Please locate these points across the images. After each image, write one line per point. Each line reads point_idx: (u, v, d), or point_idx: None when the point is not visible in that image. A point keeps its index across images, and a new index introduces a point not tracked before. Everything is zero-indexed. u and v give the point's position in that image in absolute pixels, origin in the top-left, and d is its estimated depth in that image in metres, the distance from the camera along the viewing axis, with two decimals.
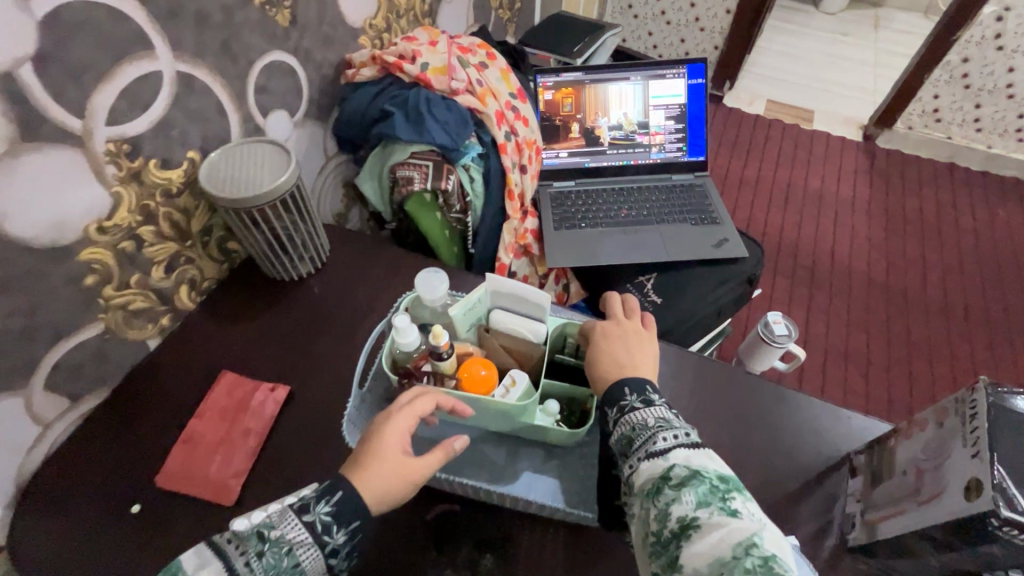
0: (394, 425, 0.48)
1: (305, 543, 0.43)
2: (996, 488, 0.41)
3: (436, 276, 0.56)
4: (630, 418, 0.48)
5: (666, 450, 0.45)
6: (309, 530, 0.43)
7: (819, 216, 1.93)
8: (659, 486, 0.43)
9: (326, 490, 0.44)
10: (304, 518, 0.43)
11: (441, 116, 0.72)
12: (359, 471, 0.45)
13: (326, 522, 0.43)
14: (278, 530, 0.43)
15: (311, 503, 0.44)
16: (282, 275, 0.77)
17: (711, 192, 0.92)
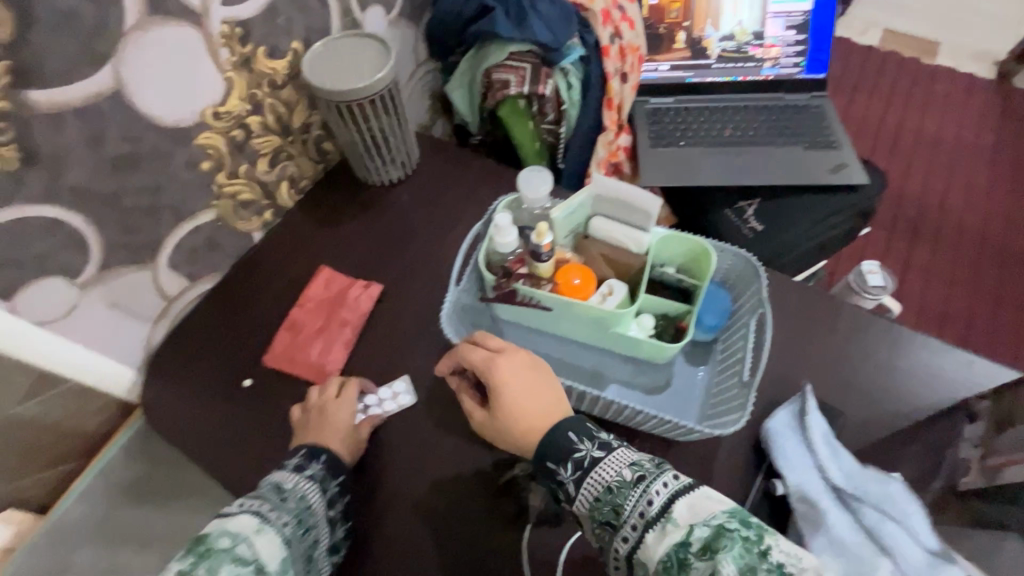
0: (340, 405, 0.57)
1: (311, 489, 0.50)
2: None
3: (540, 175, 0.54)
4: (596, 476, 0.43)
5: (667, 508, 0.40)
6: (313, 478, 0.51)
7: (932, 161, 1.74)
8: (682, 558, 0.37)
9: (310, 455, 0.53)
10: (302, 472, 0.51)
11: (544, 12, 0.67)
12: (320, 440, 0.55)
13: (324, 473, 0.52)
14: (288, 484, 0.50)
15: (303, 463, 0.52)
16: (373, 179, 0.77)
17: (830, 114, 0.83)
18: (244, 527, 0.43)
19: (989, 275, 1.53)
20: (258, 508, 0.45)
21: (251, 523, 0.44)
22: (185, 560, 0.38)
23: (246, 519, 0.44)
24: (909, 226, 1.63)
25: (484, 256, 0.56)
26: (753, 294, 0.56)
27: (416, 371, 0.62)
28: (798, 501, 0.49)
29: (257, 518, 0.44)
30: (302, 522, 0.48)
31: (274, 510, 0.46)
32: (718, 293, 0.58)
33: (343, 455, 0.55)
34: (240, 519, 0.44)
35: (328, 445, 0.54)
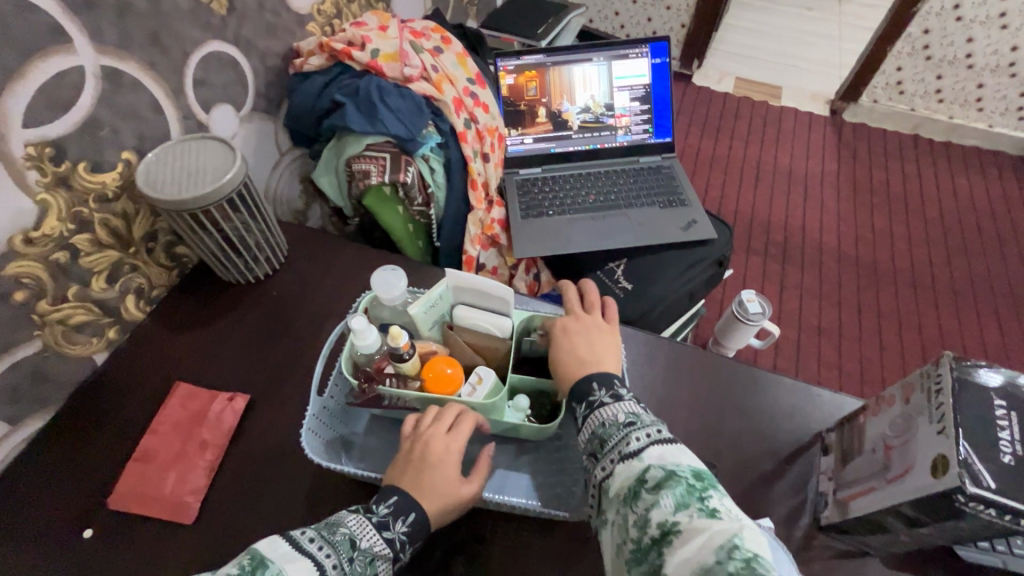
0: (445, 455, 0.48)
1: (384, 556, 0.45)
2: (961, 464, 0.39)
3: (393, 273, 0.54)
4: (598, 414, 0.48)
5: (641, 449, 0.44)
6: (389, 545, 0.46)
7: (789, 188, 1.97)
8: (636, 490, 0.41)
9: (400, 510, 0.46)
10: (384, 534, 0.46)
11: (394, 105, 0.69)
12: (415, 480, 0.48)
13: (403, 540, 0.46)
14: (365, 540, 0.45)
15: (389, 521, 0.46)
16: (237, 279, 0.73)
17: (679, 173, 0.90)
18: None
19: (850, 286, 1.73)
20: (319, 561, 0.42)
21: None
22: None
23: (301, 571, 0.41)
24: (777, 247, 1.82)
25: (346, 362, 0.53)
26: None
27: (287, 487, 0.57)
28: None
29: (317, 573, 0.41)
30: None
31: (335, 569, 0.42)
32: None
33: (431, 513, 0.47)
34: (296, 565, 0.41)
35: (421, 497, 0.47)
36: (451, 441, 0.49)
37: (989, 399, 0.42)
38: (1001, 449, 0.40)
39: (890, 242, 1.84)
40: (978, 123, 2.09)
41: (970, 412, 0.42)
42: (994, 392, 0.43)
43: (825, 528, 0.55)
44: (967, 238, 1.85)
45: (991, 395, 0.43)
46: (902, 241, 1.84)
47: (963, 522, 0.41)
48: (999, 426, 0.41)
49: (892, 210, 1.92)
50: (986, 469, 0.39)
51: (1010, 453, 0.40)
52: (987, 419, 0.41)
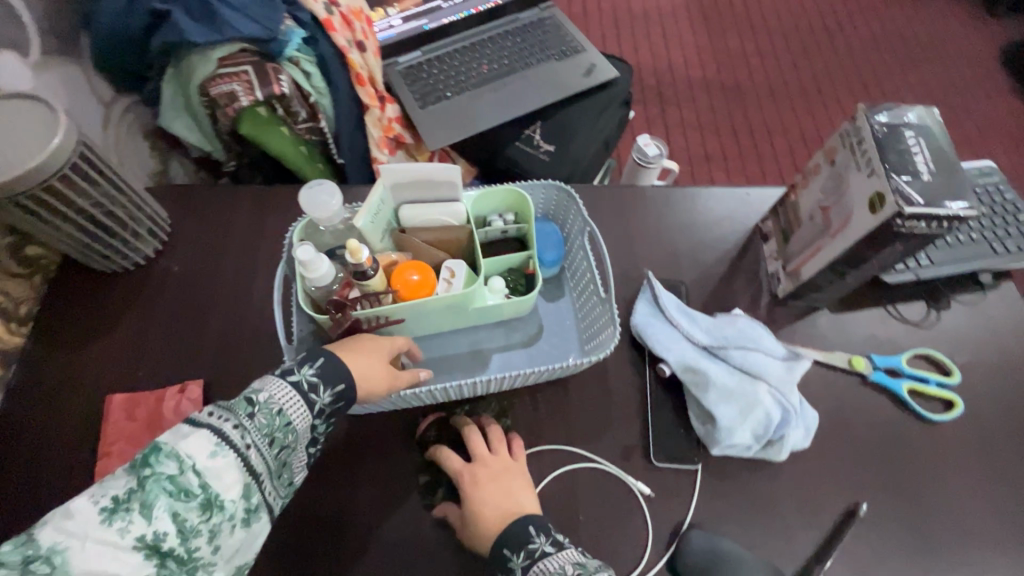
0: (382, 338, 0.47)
1: (293, 402, 0.40)
2: (896, 193, 0.44)
3: (323, 188, 0.46)
4: (543, 565, 0.41)
5: None
6: (297, 388, 0.40)
7: (648, 31, 2.00)
8: None
9: (307, 357, 0.42)
10: (290, 379, 0.41)
11: (236, 1, 0.57)
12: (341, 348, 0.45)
13: (313, 381, 0.41)
14: (265, 393, 0.39)
15: (293, 367, 0.42)
16: (121, 266, 0.61)
17: (562, 19, 0.85)
18: (197, 448, 0.34)
19: (721, 110, 1.85)
20: (219, 427, 0.36)
21: (208, 443, 0.35)
22: (131, 476, 0.32)
23: (201, 441, 0.35)
24: (652, 91, 1.88)
25: (303, 300, 0.48)
26: (577, 217, 0.56)
27: None
28: (685, 374, 0.54)
29: (217, 436, 0.35)
30: (275, 442, 0.38)
31: (240, 430, 0.36)
32: (544, 225, 0.58)
33: (347, 360, 0.43)
34: (194, 436, 0.35)
35: (342, 355, 0.44)
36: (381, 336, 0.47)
37: (902, 134, 0.47)
38: (920, 171, 0.45)
39: (744, 60, 1.96)
40: None
41: (890, 149, 0.47)
42: (902, 127, 0.48)
43: (784, 300, 0.62)
44: (804, 38, 2.02)
45: (902, 131, 0.48)
46: (754, 56, 1.97)
47: (901, 244, 0.48)
48: (914, 154, 0.46)
49: (739, 29, 2.03)
50: (915, 191, 0.45)
51: (927, 173, 0.46)
52: (904, 150, 0.47)
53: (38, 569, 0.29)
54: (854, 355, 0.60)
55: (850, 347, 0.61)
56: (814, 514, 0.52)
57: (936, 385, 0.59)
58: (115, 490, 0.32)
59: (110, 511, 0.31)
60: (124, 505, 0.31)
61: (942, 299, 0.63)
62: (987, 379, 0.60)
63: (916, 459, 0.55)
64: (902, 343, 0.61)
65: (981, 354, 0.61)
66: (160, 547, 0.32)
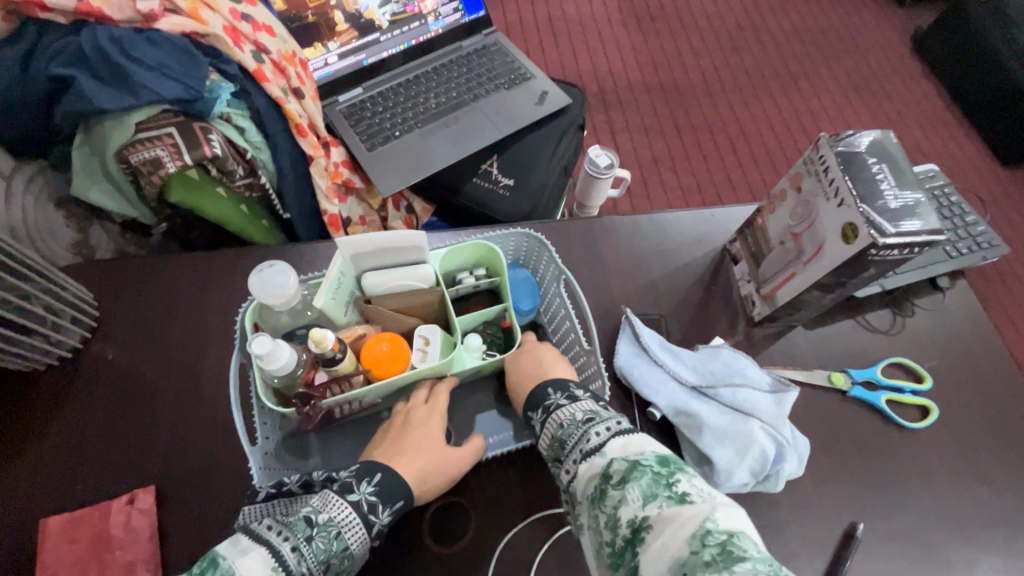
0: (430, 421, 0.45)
1: (352, 525, 0.39)
2: (867, 224, 0.44)
3: (274, 269, 0.41)
4: (555, 417, 0.44)
5: (601, 445, 0.40)
6: (355, 510, 0.39)
7: (586, 37, 2.01)
8: (602, 488, 0.38)
9: (364, 471, 0.41)
10: (349, 497, 0.39)
11: (151, 60, 0.50)
12: (391, 450, 0.43)
13: (372, 501, 0.40)
14: (325, 513, 0.38)
15: (352, 483, 0.40)
16: (42, 362, 0.53)
17: (508, 46, 0.83)
18: (252, 575, 0.34)
19: (664, 112, 1.89)
20: (277, 549, 0.35)
21: (265, 566, 0.34)
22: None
23: (256, 562, 0.34)
24: (595, 97, 1.89)
25: (263, 391, 0.43)
26: (550, 264, 0.54)
27: None
28: (675, 417, 0.52)
29: (273, 561, 0.35)
30: (331, 568, 0.38)
31: (297, 554, 0.36)
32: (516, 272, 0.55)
33: (403, 472, 0.42)
34: (252, 558, 0.34)
35: (392, 462, 0.42)
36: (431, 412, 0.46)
37: (865, 160, 0.48)
38: (886, 198, 0.46)
39: (681, 61, 2.00)
40: None
41: (857, 177, 0.47)
42: (864, 152, 0.48)
43: (761, 322, 0.62)
44: (734, 37, 2.08)
45: (864, 156, 0.48)
46: (690, 57, 2.02)
47: (874, 269, 0.48)
48: (878, 180, 0.46)
49: (673, 31, 2.07)
50: (885, 219, 0.45)
51: (894, 200, 0.46)
52: (870, 177, 0.47)
53: None
54: (833, 370, 0.61)
55: (828, 362, 0.61)
56: (816, 541, 0.52)
57: (910, 392, 0.60)
58: None
59: None
60: None
61: (906, 305, 0.65)
62: (955, 380, 0.62)
63: (902, 469, 0.57)
64: (875, 353, 0.62)
65: (947, 355, 0.63)
66: None
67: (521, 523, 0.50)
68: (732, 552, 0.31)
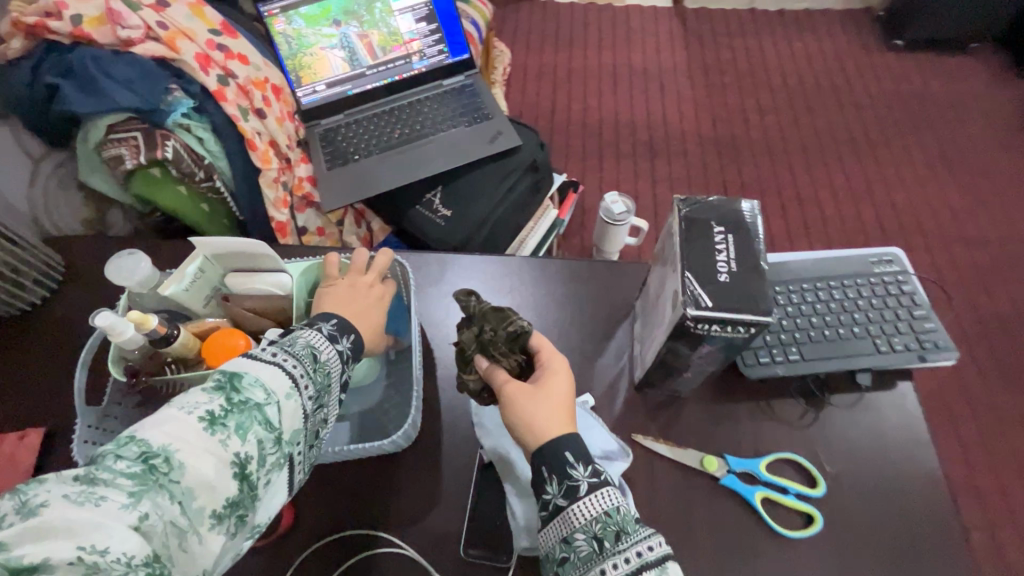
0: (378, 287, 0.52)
1: (335, 364, 0.44)
2: (682, 293, 0.41)
3: (131, 256, 0.49)
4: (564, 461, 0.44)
5: (599, 494, 0.42)
6: (340, 355, 0.45)
7: (645, 85, 2.01)
8: (614, 526, 0.41)
9: (343, 329, 0.46)
10: (333, 347, 0.44)
11: (121, 77, 0.61)
12: (345, 309, 0.48)
13: (346, 352, 0.46)
14: (323, 355, 0.43)
15: (334, 337, 0.45)
16: (10, 309, 0.65)
17: (482, 88, 0.89)
18: (277, 386, 0.38)
19: (713, 166, 1.82)
20: (286, 368, 0.39)
21: (284, 384, 0.39)
22: (221, 397, 0.35)
23: (274, 380, 0.38)
24: (643, 145, 1.87)
25: (114, 362, 0.49)
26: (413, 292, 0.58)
27: None
28: (496, 460, 0.54)
29: (289, 378, 0.39)
30: (320, 402, 0.41)
31: (301, 378, 0.40)
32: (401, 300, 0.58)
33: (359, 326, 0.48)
34: (272, 373, 0.39)
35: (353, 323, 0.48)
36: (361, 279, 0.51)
37: (711, 228, 0.45)
38: (717, 270, 0.42)
39: (742, 116, 1.93)
40: None
41: (694, 243, 0.44)
42: (714, 219, 0.45)
43: (641, 386, 0.59)
44: (809, 96, 1.97)
45: (711, 222, 0.45)
46: (753, 113, 1.94)
47: (712, 343, 0.45)
48: (716, 249, 0.43)
49: (740, 85, 2.01)
50: (705, 290, 0.41)
51: (726, 272, 0.42)
52: (708, 246, 0.44)
53: (152, 465, 0.31)
54: (709, 453, 0.56)
55: (709, 443, 0.56)
56: None
57: (797, 496, 0.53)
58: (205, 405, 0.34)
59: (209, 422, 0.34)
60: (221, 419, 0.34)
61: (821, 397, 0.58)
62: (860, 492, 0.53)
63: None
64: (770, 444, 0.56)
65: (859, 462, 0.55)
66: (245, 467, 0.34)
67: (337, 535, 0.52)
68: None
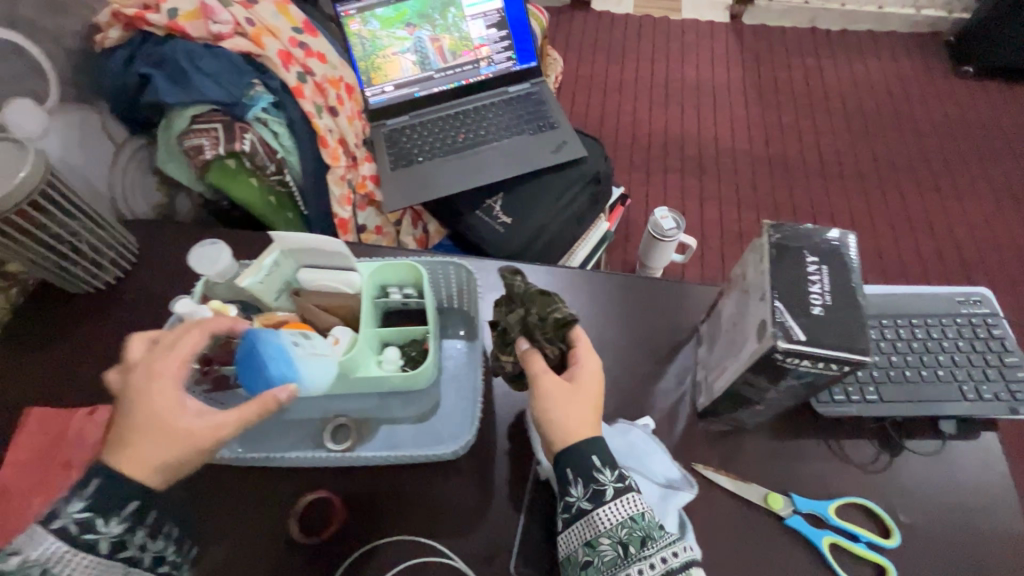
0: (160, 377, 0.41)
1: (57, 556, 0.37)
2: (774, 325, 0.39)
3: (213, 247, 0.50)
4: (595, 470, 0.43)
5: (625, 500, 0.42)
6: (63, 538, 0.38)
7: (698, 101, 1.98)
8: (641, 534, 0.41)
9: (93, 491, 0.38)
10: (52, 526, 0.37)
11: (208, 70, 0.63)
12: (129, 449, 0.39)
13: (82, 519, 0.38)
14: (18, 556, 0.37)
15: (57, 508, 0.38)
16: (84, 288, 0.67)
17: (548, 96, 0.88)
18: None
19: (765, 187, 1.78)
20: None
21: None
22: None
23: None
24: (692, 161, 1.84)
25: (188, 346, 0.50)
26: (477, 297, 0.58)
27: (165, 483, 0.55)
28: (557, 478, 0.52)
29: None
30: None
31: None
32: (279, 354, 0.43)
33: (153, 461, 0.39)
34: None
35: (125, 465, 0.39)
36: (166, 357, 0.41)
37: (803, 257, 0.43)
38: (811, 302, 0.40)
39: (798, 138, 1.88)
40: (870, 5, 2.10)
41: (785, 272, 0.42)
42: (807, 249, 0.43)
43: (703, 414, 0.56)
44: (870, 120, 1.90)
45: (804, 251, 0.43)
46: (810, 135, 1.88)
47: (796, 378, 0.43)
48: (810, 280, 0.41)
49: (797, 106, 1.95)
50: (799, 323, 0.40)
51: (820, 305, 0.41)
52: (801, 276, 0.42)
53: None
54: (773, 491, 0.53)
55: (773, 480, 0.54)
56: None
57: (867, 545, 0.50)
58: None
59: None
60: None
61: (897, 442, 0.55)
62: (937, 548, 0.50)
63: None
64: (839, 487, 0.53)
65: (936, 515, 0.52)
66: None
67: (387, 538, 0.52)
68: None
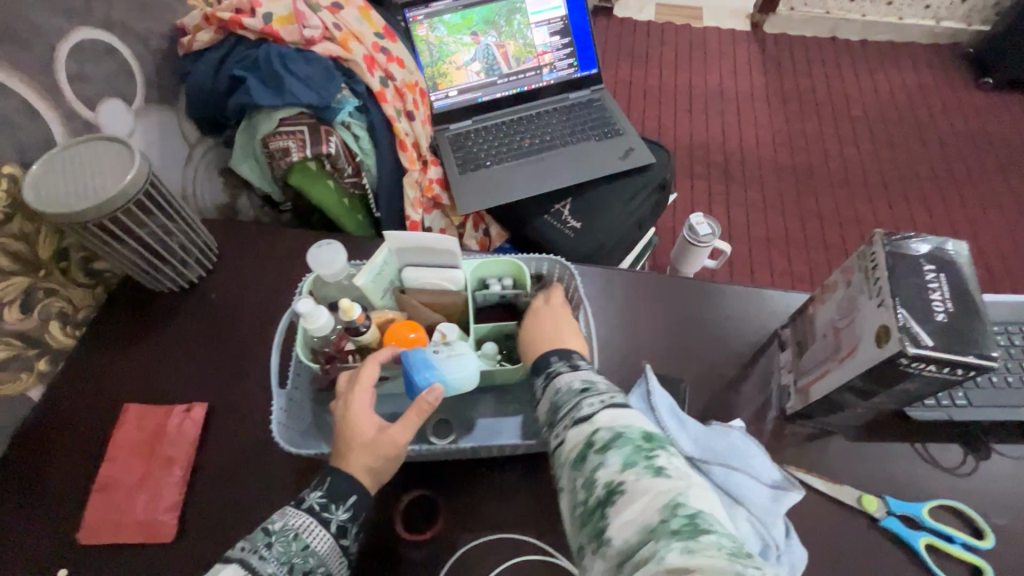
0: (353, 400, 0.47)
1: (309, 526, 0.44)
2: (900, 330, 0.41)
3: (330, 247, 0.51)
4: (553, 384, 0.46)
5: (592, 415, 0.41)
6: (310, 512, 0.44)
7: (721, 108, 2.00)
8: (585, 453, 0.39)
9: (329, 487, 0.45)
10: (303, 504, 0.45)
11: (301, 73, 0.64)
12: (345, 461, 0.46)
13: (323, 501, 0.45)
14: (280, 522, 0.44)
15: (305, 493, 0.45)
16: (168, 286, 0.68)
17: (610, 103, 0.90)
18: None
19: (790, 194, 1.79)
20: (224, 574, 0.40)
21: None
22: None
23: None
24: (718, 167, 1.86)
25: (301, 344, 0.51)
26: (574, 293, 0.57)
27: (264, 481, 0.55)
28: None
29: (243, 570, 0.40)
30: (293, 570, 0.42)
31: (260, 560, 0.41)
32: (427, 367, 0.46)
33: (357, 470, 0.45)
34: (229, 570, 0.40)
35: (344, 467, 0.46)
36: (357, 390, 0.47)
37: (919, 265, 0.45)
38: (934, 309, 0.42)
39: (821, 146, 1.90)
40: (889, 16, 2.13)
41: (903, 280, 0.44)
42: (921, 258, 0.45)
43: (792, 418, 0.58)
44: (892, 129, 1.93)
45: (919, 260, 0.45)
46: (833, 143, 1.90)
47: (912, 383, 0.44)
48: (930, 288, 0.43)
49: (819, 114, 1.98)
50: (925, 330, 0.41)
51: (943, 311, 0.42)
52: (920, 283, 0.43)
53: None
54: (867, 493, 0.54)
55: (864, 482, 0.55)
56: None
57: (963, 546, 0.51)
58: None
59: None
60: None
61: (982, 446, 0.56)
62: None
63: None
64: (929, 490, 0.55)
65: None
66: None
67: (490, 537, 0.53)
68: (699, 524, 0.32)
